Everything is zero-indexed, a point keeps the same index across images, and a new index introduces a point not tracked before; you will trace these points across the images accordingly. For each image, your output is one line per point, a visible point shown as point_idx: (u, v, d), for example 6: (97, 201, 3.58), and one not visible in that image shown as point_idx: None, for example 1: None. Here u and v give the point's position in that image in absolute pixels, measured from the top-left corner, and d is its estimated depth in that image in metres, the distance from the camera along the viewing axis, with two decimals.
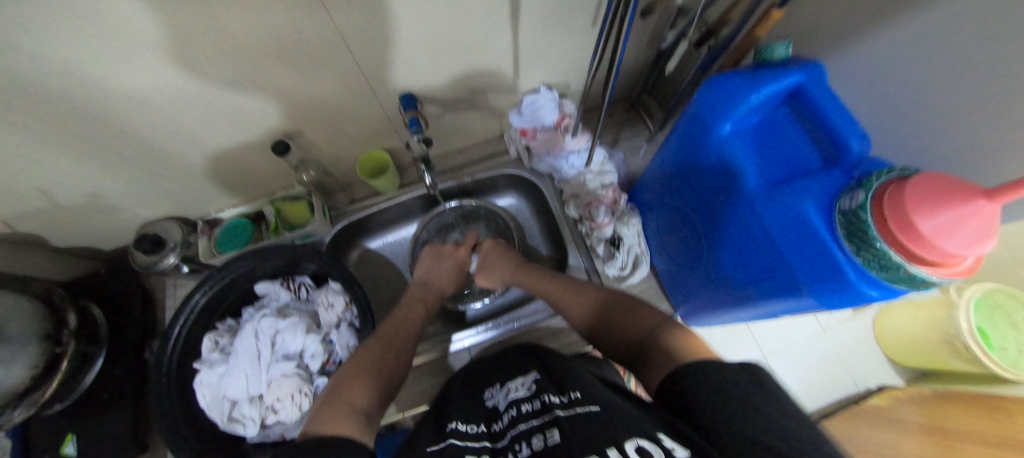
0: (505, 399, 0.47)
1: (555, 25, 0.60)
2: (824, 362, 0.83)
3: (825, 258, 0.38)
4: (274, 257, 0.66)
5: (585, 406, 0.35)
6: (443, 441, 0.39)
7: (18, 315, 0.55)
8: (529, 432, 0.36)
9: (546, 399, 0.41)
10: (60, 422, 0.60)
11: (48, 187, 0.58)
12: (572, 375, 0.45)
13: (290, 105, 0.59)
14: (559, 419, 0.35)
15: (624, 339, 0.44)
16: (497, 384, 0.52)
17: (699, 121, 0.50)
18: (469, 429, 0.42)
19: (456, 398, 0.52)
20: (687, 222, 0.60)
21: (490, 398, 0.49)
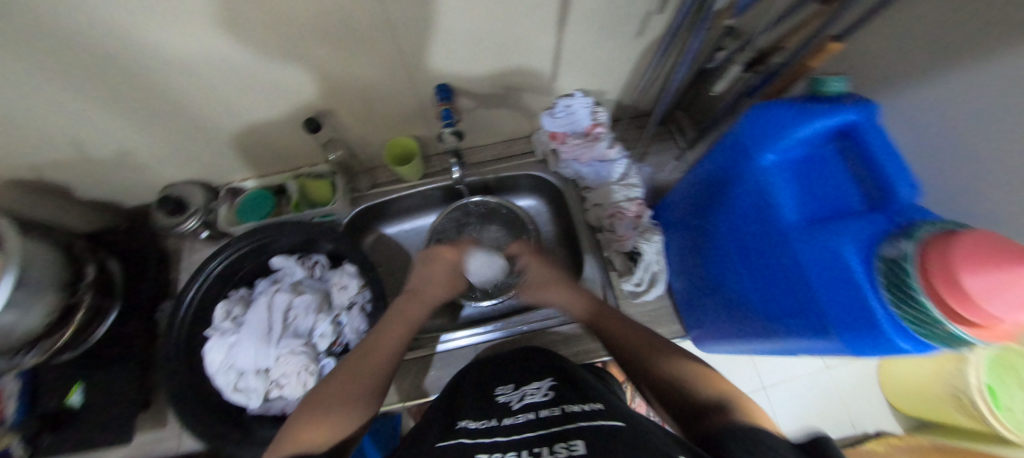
0: (519, 401, 0.49)
1: (601, 31, 0.59)
2: (823, 399, 0.85)
3: (858, 305, 0.37)
4: (292, 232, 0.67)
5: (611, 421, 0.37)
6: (453, 441, 0.41)
7: (40, 261, 0.55)
8: (551, 438, 0.37)
9: (568, 411, 0.42)
10: (68, 372, 0.62)
11: (81, 139, 0.59)
12: (594, 390, 0.46)
13: (327, 84, 0.58)
14: (583, 431, 0.36)
15: (671, 388, 0.41)
16: (512, 388, 0.53)
17: (739, 148, 0.49)
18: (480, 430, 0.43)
19: (467, 392, 0.55)
20: (714, 247, 0.58)
21: (502, 396, 0.52)
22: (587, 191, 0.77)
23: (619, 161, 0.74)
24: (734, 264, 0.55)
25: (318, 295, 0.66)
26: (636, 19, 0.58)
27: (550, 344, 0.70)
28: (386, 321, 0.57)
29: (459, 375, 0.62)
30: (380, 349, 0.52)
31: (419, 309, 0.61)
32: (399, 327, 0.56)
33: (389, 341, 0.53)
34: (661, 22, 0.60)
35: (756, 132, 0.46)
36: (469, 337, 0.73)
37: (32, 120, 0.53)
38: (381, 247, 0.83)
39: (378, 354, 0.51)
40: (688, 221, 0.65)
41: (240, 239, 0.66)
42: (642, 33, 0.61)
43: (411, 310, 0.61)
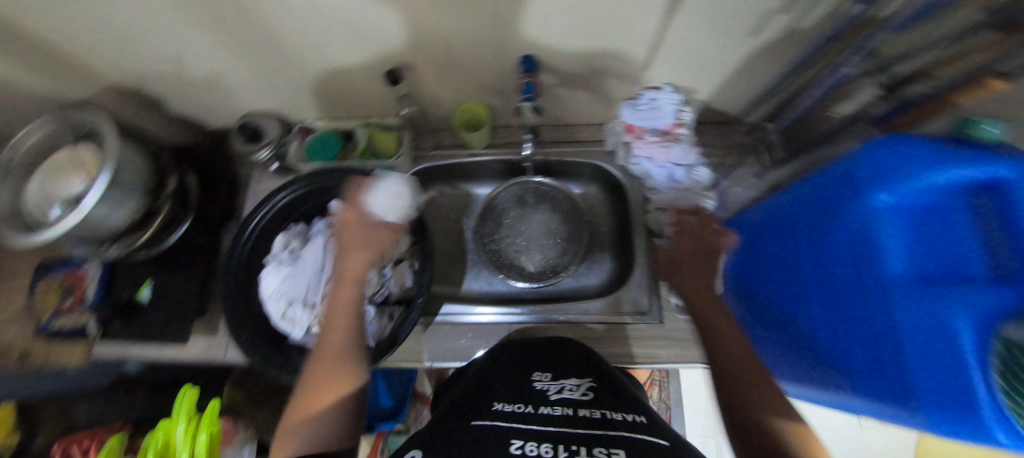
0: (557, 392, 0.49)
1: (714, 23, 0.54)
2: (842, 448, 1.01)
3: (960, 384, 0.33)
4: (356, 180, 0.68)
5: (652, 437, 0.37)
6: (488, 419, 0.42)
7: (132, 166, 0.59)
8: (592, 439, 0.37)
9: (607, 416, 0.43)
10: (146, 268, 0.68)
11: (178, 57, 0.60)
12: (629, 402, 0.47)
13: (417, 39, 0.57)
14: (625, 442, 0.36)
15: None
16: (548, 377, 0.55)
17: (847, 181, 0.43)
18: (514, 410, 0.44)
19: (502, 374, 0.56)
20: (785, 283, 0.54)
21: (540, 384, 0.52)
22: (654, 193, 0.73)
23: (694, 167, 0.70)
24: (804, 304, 0.50)
25: None
26: (756, 16, 0.52)
27: (583, 338, 0.69)
28: (325, 323, 0.51)
29: (486, 358, 0.63)
30: (325, 354, 0.47)
31: (349, 292, 0.52)
32: (338, 324, 0.50)
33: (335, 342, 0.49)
34: (783, 23, 0.53)
35: (873, 168, 0.40)
36: (491, 315, 0.72)
37: (140, 36, 0.55)
38: (432, 207, 0.85)
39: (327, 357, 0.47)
40: (758, 248, 0.61)
41: (307, 177, 0.67)
42: (757, 32, 0.56)
43: (347, 295, 0.52)
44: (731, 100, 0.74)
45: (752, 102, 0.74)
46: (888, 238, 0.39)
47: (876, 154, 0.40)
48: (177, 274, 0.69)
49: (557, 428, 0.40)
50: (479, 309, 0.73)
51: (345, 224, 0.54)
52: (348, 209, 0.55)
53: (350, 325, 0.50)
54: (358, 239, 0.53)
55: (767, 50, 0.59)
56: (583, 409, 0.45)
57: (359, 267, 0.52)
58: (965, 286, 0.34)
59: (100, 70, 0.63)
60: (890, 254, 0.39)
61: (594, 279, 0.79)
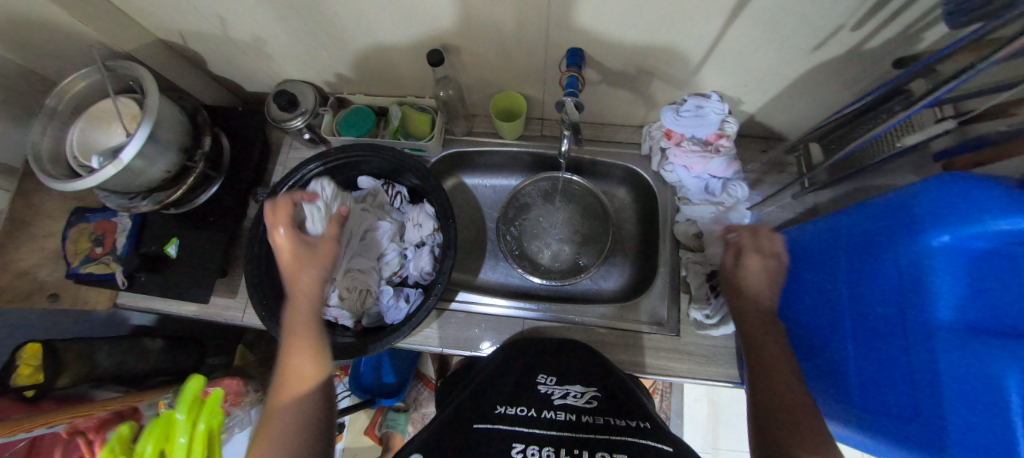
0: (561, 397, 0.49)
1: (776, 34, 0.51)
2: None
3: (999, 439, 0.31)
4: (385, 157, 0.67)
5: (655, 441, 0.38)
6: (487, 424, 0.42)
7: (171, 123, 0.59)
8: (594, 443, 0.38)
9: (610, 420, 0.43)
10: (176, 224, 0.69)
11: (225, 18, 0.60)
12: (631, 406, 0.48)
13: (465, 22, 0.55)
14: (629, 448, 0.37)
15: None
16: (552, 379, 0.55)
17: (901, 217, 0.41)
18: (517, 413, 0.45)
19: (507, 376, 0.56)
20: (820, 314, 0.52)
21: (544, 387, 0.52)
22: (686, 203, 0.71)
23: (733, 182, 0.67)
24: (837, 338, 0.49)
25: (394, 226, 0.69)
26: (823, 31, 0.50)
27: (596, 341, 0.68)
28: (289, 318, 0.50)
29: (498, 354, 0.64)
30: (285, 379, 0.45)
31: (310, 294, 0.50)
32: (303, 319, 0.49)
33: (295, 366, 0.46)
34: (852, 41, 0.51)
35: (931, 205, 0.38)
36: (501, 308, 0.72)
37: None
38: (457, 193, 0.84)
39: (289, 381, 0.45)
40: (792, 272, 0.59)
41: (337, 149, 0.66)
42: (821, 48, 0.53)
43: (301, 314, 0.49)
44: (777, 116, 0.71)
45: (800, 119, 0.71)
46: (940, 281, 0.37)
47: (935, 191, 0.38)
48: (204, 233, 0.70)
49: (559, 431, 0.41)
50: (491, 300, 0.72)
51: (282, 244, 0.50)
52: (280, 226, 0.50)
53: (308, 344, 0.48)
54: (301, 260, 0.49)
55: (827, 67, 0.56)
56: (586, 414, 0.45)
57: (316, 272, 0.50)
58: (1017, 341, 0.32)
59: (148, 24, 0.63)
60: (941, 299, 0.37)
61: (611, 283, 0.79)
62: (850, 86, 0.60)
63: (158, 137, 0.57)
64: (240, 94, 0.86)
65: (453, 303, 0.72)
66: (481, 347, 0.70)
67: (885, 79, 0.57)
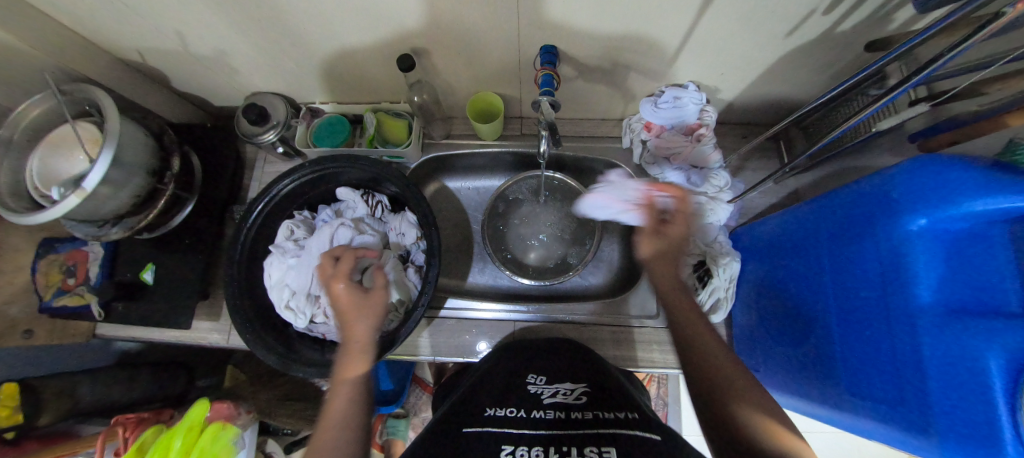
0: (551, 396, 0.49)
1: (749, 22, 0.51)
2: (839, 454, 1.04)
3: (985, 413, 0.32)
4: (362, 168, 0.65)
5: (644, 431, 0.38)
6: (481, 426, 0.42)
7: (136, 146, 0.57)
8: (583, 438, 0.37)
9: (597, 414, 0.43)
10: (153, 248, 0.68)
11: (183, 33, 0.58)
12: (620, 398, 0.47)
13: (433, 25, 0.54)
14: (616, 438, 0.36)
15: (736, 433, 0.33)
16: (542, 379, 0.55)
17: (878, 200, 0.41)
18: (507, 414, 0.45)
19: (497, 379, 0.56)
20: (802, 300, 0.53)
21: (534, 387, 0.52)
22: None
23: (716, 171, 0.66)
24: (819, 322, 0.49)
25: (377, 237, 0.67)
26: (795, 16, 0.49)
27: (588, 340, 0.69)
28: (340, 318, 0.49)
29: (490, 360, 0.64)
30: (326, 423, 0.40)
31: (357, 309, 0.49)
32: (354, 316, 0.49)
33: (338, 413, 0.41)
34: (824, 25, 0.50)
35: (909, 189, 0.38)
36: (491, 312, 0.71)
37: (142, 9, 0.52)
38: (440, 198, 0.83)
39: (330, 428, 0.39)
40: (771, 259, 0.59)
41: (311, 162, 0.64)
42: (794, 33, 0.52)
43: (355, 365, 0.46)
44: (755, 102, 0.71)
45: (777, 104, 0.71)
46: (917, 264, 0.37)
47: (913, 175, 0.38)
48: (182, 257, 0.68)
49: (547, 430, 0.40)
50: (480, 305, 0.71)
51: (337, 298, 0.49)
52: (335, 281, 0.50)
53: (356, 391, 0.44)
54: (358, 311, 0.49)
55: (801, 52, 0.56)
56: (575, 410, 0.44)
57: (361, 324, 0.48)
58: (999, 321, 0.33)
59: (104, 42, 0.60)
60: (920, 282, 0.37)
61: (601, 278, 0.79)
62: (824, 70, 0.60)
63: (124, 162, 0.55)
64: (209, 109, 0.83)
65: (442, 311, 0.72)
66: (474, 353, 0.70)
67: (859, 60, 0.57)
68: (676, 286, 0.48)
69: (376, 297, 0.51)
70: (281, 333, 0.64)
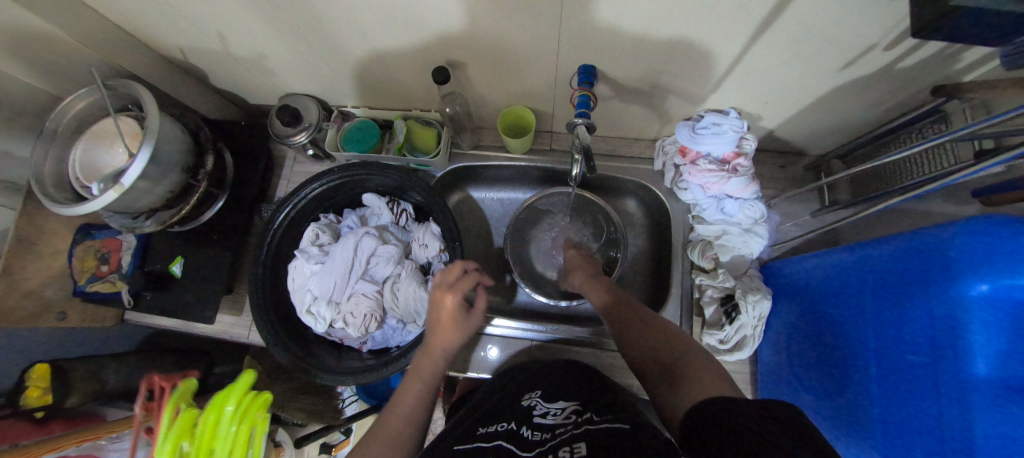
0: (542, 414, 0.49)
1: (803, 54, 0.48)
2: None
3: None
4: (390, 177, 0.65)
5: (612, 422, 0.40)
6: (472, 443, 0.44)
7: (174, 143, 0.59)
8: (559, 442, 0.39)
9: (582, 420, 0.44)
10: (184, 240, 0.70)
11: (226, 35, 0.59)
12: (608, 404, 0.48)
13: (472, 40, 0.53)
14: (588, 436, 0.38)
15: (648, 353, 0.45)
16: (538, 396, 0.55)
17: (934, 256, 0.38)
18: (497, 428, 0.47)
19: (500, 396, 0.57)
20: (838, 348, 0.50)
21: (529, 402, 0.53)
22: (700, 223, 0.69)
23: (752, 203, 0.64)
24: (858, 376, 0.47)
25: (400, 247, 0.67)
26: (852, 51, 0.47)
27: (604, 365, 0.68)
28: (431, 326, 0.53)
29: (504, 377, 0.64)
30: (394, 413, 0.48)
31: (447, 327, 0.52)
32: (443, 330, 0.52)
33: (405, 409, 0.48)
34: (883, 61, 0.47)
35: (971, 251, 0.35)
36: (507, 329, 0.71)
37: (189, 10, 0.53)
38: (463, 207, 0.83)
39: (397, 418, 0.47)
40: (808, 302, 0.56)
41: (340, 168, 0.65)
42: (849, 67, 0.50)
43: (427, 368, 0.51)
44: (796, 133, 0.69)
45: (820, 136, 0.68)
46: (975, 333, 0.35)
47: (977, 236, 0.35)
48: (211, 251, 0.70)
49: (529, 449, 0.41)
50: (498, 321, 0.71)
51: (439, 311, 0.53)
52: (444, 298, 0.53)
53: (423, 392, 0.50)
54: (453, 327, 0.52)
55: (855, 86, 0.53)
56: (559, 423, 0.46)
57: (445, 346, 0.52)
58: None
59: (150, 40, 0.62)
60: (977, 353, 0.35)
61: None
62: (876, 105, 0.57)
63: (162, 158, 0.57)
64: (243, 106, 0.85)
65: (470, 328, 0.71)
66: (489, 368, 0.70)
67: (916, 100, 0.54)
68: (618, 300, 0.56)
69: (473, 320, 0.54)
70: (300, 335, 0.64)
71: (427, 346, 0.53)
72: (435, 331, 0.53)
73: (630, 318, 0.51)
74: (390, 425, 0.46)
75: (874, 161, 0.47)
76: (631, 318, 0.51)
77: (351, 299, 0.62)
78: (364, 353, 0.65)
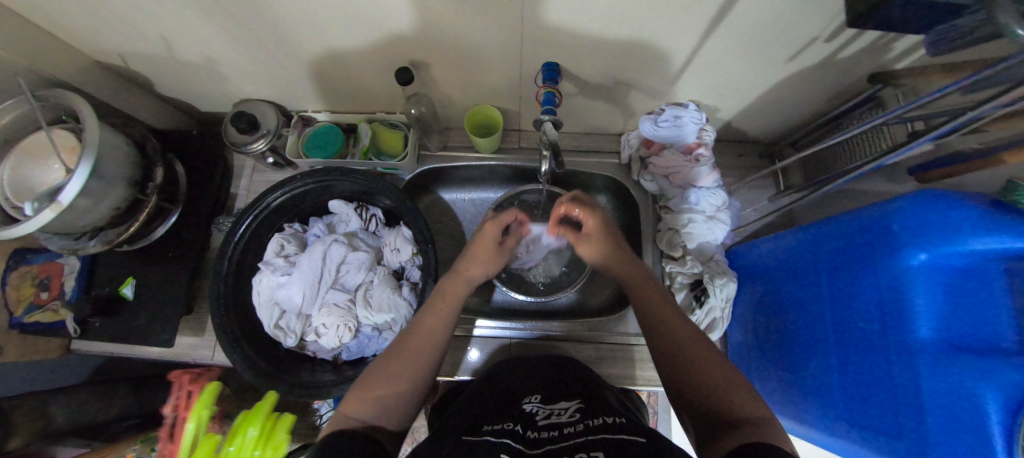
0: (546, 417, 0.48)
1: (752, 48, 0.51)
2: None
3: (982, 450, 0.33)
4: (358, 182, 0.63)
5: (631, 435, 0.39)
6: (479, 436, 0.43)
7: (118, 157, 0.55)
8: (572, 447, 0.38)
9: (590, 424, 0.43)
10: (135, 261, 0.65)
11: (171, 40, 0.55)
12: (610, 407, 0.48)
13: (433, 39, 0.52)
14: (603, 445, 0.37)
15: (690, 385, 0.42)
16: (537, 399, 0.54)
17: (878, 230, 0.41)
18: (502, 429, 0.45)
19: (494, 397, 0.55)
20: (798, 324, 0.53)
21: (529, 407, 0.51)
22: (667, 212, 0.71)
23: (715, 191, 0.67)
24: (820, 349, 0.50)
25: (371, 253, 0.66)
26: (797, 43, 0.49)
27: (583, 358, 0.70)
28: (467, 253, 0.58)
29: (488, 376, 0.63)
30: (412, 339, 0.48)
31: (482, 251, 0.57)
32: (481, 258, 0.57)
33: (433, 326, 0.50)
34: (824, 53, 0.50)
35: (910, 223, 0.38)
36: (485, 329, 0.71)
37: (125, 13, 0.50)
38: (436, 210, 0.82)
39: (420, 337, 0.48)
40: (770, 281, 0.59)
41: (304, 175, 0.63)
42: (795, 58, 0.52)
43: (459, 291, 0.53)
44: (750, 123, 0.72)
45: (773, 126, 0.72)
46: (918, 300, 0.38)
47: (916, 209, 0.38)
48: (167, 269, 0.66)
49: (538, 448, 0.40)
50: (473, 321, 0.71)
51: (484, 235, 0.58)
52: (487, 224, 0.59)
53: (451, 314, 0.51)
54: (487, 254, 0.57)
55: (802, 76, 0.56)
56: (568, 425, 0.44)
57: (482, 270, 0.56)
58: (998, 358, 0.34)
59: (83, 46, 0.58)
60: (920, 316, 0.38)
61: (598, 296, 0.79)
62: (821, 95, 0.61)
63: (105, 173, 0.53)
64: (195, 114, 0.80)
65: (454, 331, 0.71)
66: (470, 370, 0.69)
67: (854, 88, 0.58)
68: (658, 301, 0.51)
69: (506, 248, 0.61)
70: (269, 352, 0.61)
71: (457, 270, 0.56)
72: (470, 255, 0.57)
73: (657, 303, 0.51)
74: (414, 345, 0.48)
75: (822, 143, 0.50)
76: (674, 333, 0.47)
77: (322, 311, 0.60)
78: (338, 365, 0.63)
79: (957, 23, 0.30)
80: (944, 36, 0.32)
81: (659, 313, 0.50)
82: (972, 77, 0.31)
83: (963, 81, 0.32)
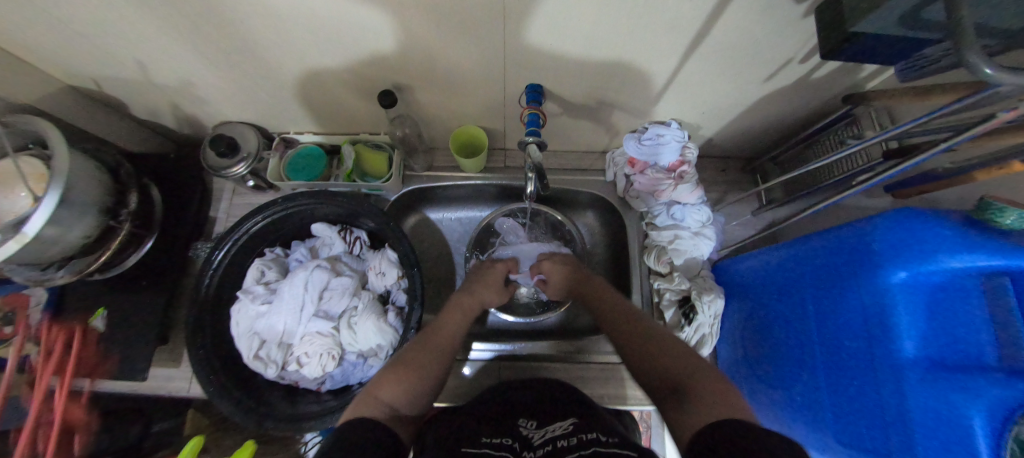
0: (542, 435, 0.47)
1: (729, 70, 0.52)
2: None
3: None
4: (339, 205, 0.62)
5: (622, 450, 0.39)
6: (478, 447, 0.44)
7: (90, 184, 0.53)
8: None
9: (584, 438, 0.43)
10: (106, 292, 0.63)
11: (147, 62, 0.54)
12: (605, 425, 0.48)
13: (414, 62, 0.52)
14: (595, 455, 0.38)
15: (655, 375, 0.43)
16: (533, 418, 0.53)
17: (858, 247, 0.42)
18: (501, 442, 0.46)
19: (493, 413, 0.54)
20: (786, 340, 0.53)
21: (524, 426, 0.51)
22: (653, 229, 0.71)
23: (699, 207, 0.67)
24: (807, 366, 0.50)
25: (356, 277, 0.65)
26: (771, 64, 0.50)
27: (575, 378, 0.68)
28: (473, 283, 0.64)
29: (477, 400, 0.61)
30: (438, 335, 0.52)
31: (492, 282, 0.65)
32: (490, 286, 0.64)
33: (452, 331, 0.54)
34: (798, 74, 0.52)
35: (890, 241, 0.39)
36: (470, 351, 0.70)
37: (100, 39, 0.49)
38: (423, 230, 0.81)
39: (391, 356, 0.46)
40: (757, 297, 0.59)
41: (285, 199, 0.61)
42: (772, 79, 0.54)
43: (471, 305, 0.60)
44: (730, 141, 0.74)
45: (752, 142, 0.74)
46: (901, 316, 0.38)
47: (895, 227, 0.39)
48: (142, 298, 0.64)
49: None
50: None
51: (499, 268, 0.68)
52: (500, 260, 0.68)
53: (460, 325, 0.56)
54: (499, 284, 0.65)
55: (779, 95, 0.58)
56: (561, 439, 0.45)
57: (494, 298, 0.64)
58: (981, 375, 0.34)
59: (51, 69, 0.56)
60: (904, 333, 0.38)
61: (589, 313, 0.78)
62: (798, 112, 0.62)
63: (75, 201, 0.51)
64: (172, 137, 0.79)
65: None
66: (458, 395, 0.67)
67: (828, 106, 0.59)
68: (615, 309, 0.54)
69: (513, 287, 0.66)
70: (250, 384, 0.59)
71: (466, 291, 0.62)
72: (484, 284, 0.65)
73: (608, 303, 0.56)
74: (435, 340, 0.52)
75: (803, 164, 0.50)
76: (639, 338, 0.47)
77: (303, 340, 0.58)
78: (322, 394, 0.61)
79: (923, 53, 0.31)
80: (912, 65, 0.32)
81: (616, 322, 0.52)
82: (952, 107, 0.31)
83: (939, 111, 0.32)
